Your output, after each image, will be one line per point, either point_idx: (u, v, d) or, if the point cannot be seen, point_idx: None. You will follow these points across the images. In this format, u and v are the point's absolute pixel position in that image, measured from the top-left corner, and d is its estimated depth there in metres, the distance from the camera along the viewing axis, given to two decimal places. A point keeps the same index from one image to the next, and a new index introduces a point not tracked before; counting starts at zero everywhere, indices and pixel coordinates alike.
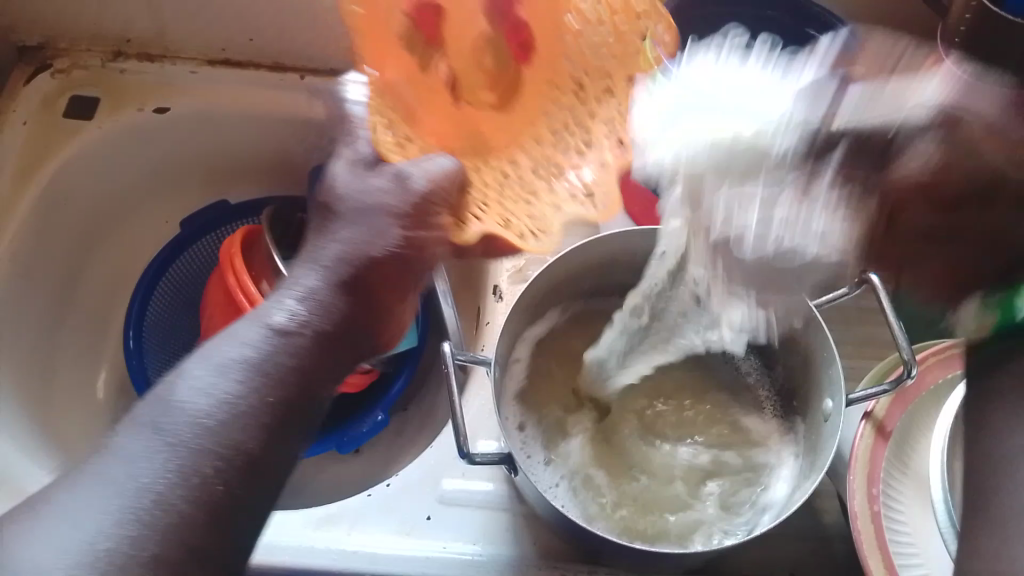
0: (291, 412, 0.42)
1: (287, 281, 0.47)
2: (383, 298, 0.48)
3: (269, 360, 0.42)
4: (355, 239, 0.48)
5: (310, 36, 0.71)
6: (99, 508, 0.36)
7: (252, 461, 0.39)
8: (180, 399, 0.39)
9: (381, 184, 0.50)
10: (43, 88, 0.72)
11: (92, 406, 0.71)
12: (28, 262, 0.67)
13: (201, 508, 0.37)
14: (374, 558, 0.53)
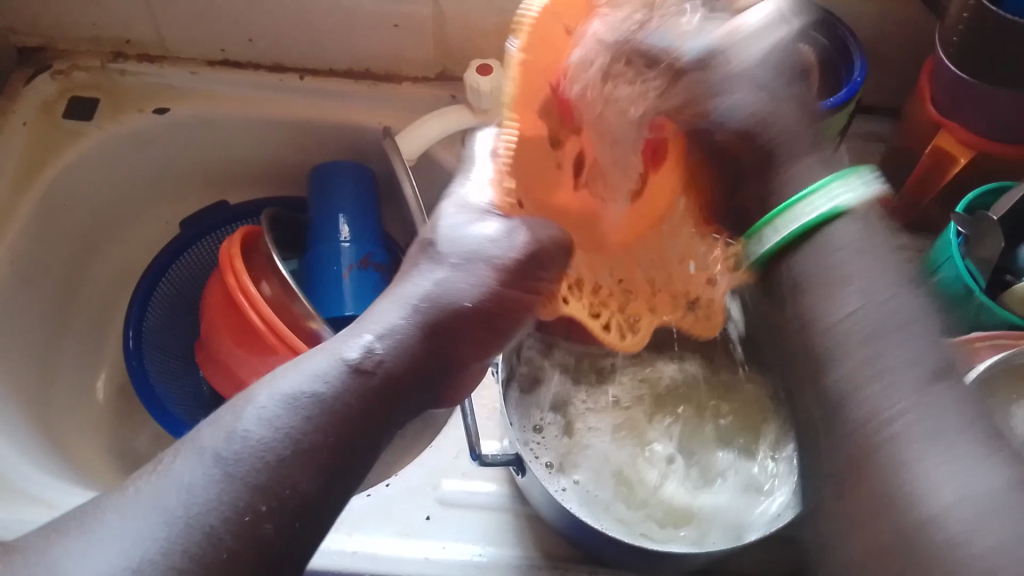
0: (360, 455, 0.38)
1: (369, 316, 0.41)
2: (468, 344, 0.41)
3: (339, 397, 0.38)
4: (445, 278, 0.42)
5: (310, 37, 0.72)
6: (146, 533, 0.35)
7: (307, 506, 0.36)
8: (244, 429, 0.37)
9: (485, 236, 0.43)
10: (43, 91, 0.72)
11: (93, 407, 0.71)
12: (30, 264, 0.67)
13: (248, 550, 0.35)
14: (376, 559, 0.53)
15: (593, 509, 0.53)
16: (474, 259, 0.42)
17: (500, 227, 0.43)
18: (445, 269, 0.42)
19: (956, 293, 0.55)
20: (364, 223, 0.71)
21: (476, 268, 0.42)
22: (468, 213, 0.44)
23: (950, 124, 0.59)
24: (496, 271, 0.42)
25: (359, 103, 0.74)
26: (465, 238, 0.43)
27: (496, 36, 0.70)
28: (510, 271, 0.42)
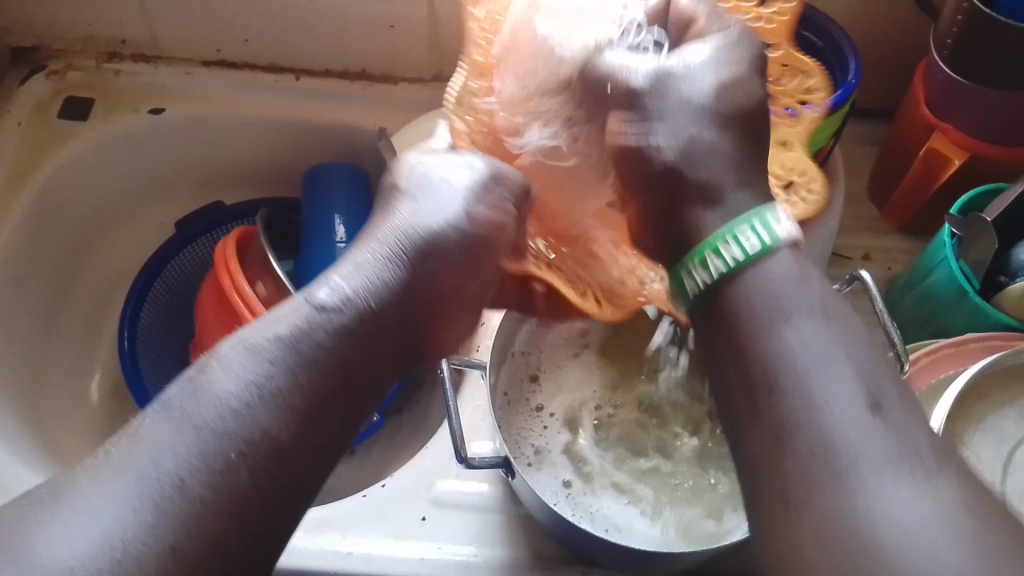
0: (328, 402, 0.39)
1: (335, 262, 0.43)
2: (439, 276, 0.44)
3: (307, 336, 0.39)
4: (412, 211, 0.45)
5: (305, 38, 0.71)
6: (116, 495, 0.34)
7: (283, 448, 0.37)
8: (210, 380, 0.37)
9: (446, 167, 0.46)
10: (37, 91, 0.72)
11: (86, 408, 0.71)
12: (22, 264, 0.67)
13: (227, 501, 0.35)
14: (369, 559, 0.54)
15: (569, 505, 0.54)
16: (441, 188, 0.45)
17: (462, 159, 0.46)
18: (408, 205, 0.45)
19: (952, 294, 0.55)
20: (359, 223, 0.71)
21: (446, 198, 0.45)
22: (432, 163, 0.47)
23: (944, 125, 0.59)
24: (468, 197, 0.45)
25: (354, 104, 0.73)
26: (432, 178, 0.46)
27: None
28: (478, 196, 0.45)
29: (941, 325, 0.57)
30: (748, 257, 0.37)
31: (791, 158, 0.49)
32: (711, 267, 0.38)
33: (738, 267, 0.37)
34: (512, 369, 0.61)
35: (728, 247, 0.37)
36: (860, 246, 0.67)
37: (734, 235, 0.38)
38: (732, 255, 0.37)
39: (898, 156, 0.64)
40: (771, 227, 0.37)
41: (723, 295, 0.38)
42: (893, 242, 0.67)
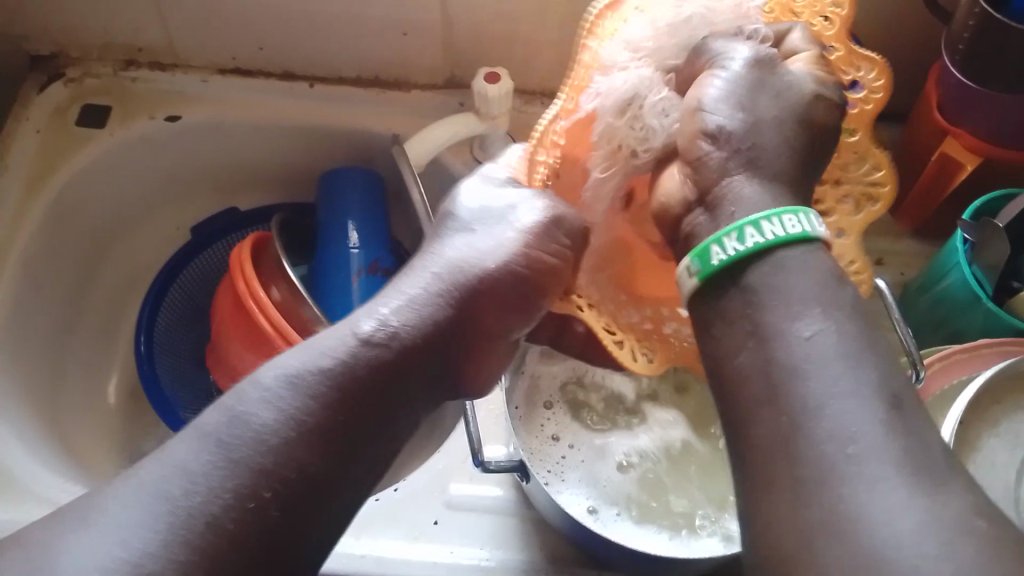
0: (361, 440, 0.40)
1: (386, 292, 0.45)
2: (482, 312, 0.46)
3: (350, 371, 0.40)
4: (468, 249, 0.47)
5: (319, 44, 0.72)
6: (148, 524, 0.35)
7: (314, 484, 0.37)
8: (246, 411, 0.38)
9: (507, 201, 0.49)
10: (56, 98, 0.73)
11: (103, 411, 0.72)
12: (42, 268, 0.68)
13: (255, 536, 0.35)
14: (383, 561, 0.54)
15: (594, 519, 0.53)
16: (500, 221, 0.48)
17: (518, 194, 0.49)
18: (464, 239, 0.48)
19: (966, 298, 0.55)
20: (373, 228, 0.72)
21: (501, 231, 0.48)
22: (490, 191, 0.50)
23: (956, 129, 0.59)
24: (524, 237, 0.46)
25: (367, 110, 0.74)
26: (489, 209, 0.49)
27: (503, 43, 0.71)
28: (538, 236, 0.46)
29: (954, 329, 0.57)
30: (786, 237, 0.37)
31: (833, 197, 0.49)
32: (745, 238, 0.37)
33: (774, 244, 0.37)
34: (524, 395, 0.59)
35: (770, 225, 0.37)
36: (873, 250, 0.67)
37: (776, 216, 0.37)
38: (772, 232, 0.37)
39: (910, 160, 0.64)
40: (812, 221, 0.38)
41: (752, 272, 0.37)
42: (906, 246, 0.67)
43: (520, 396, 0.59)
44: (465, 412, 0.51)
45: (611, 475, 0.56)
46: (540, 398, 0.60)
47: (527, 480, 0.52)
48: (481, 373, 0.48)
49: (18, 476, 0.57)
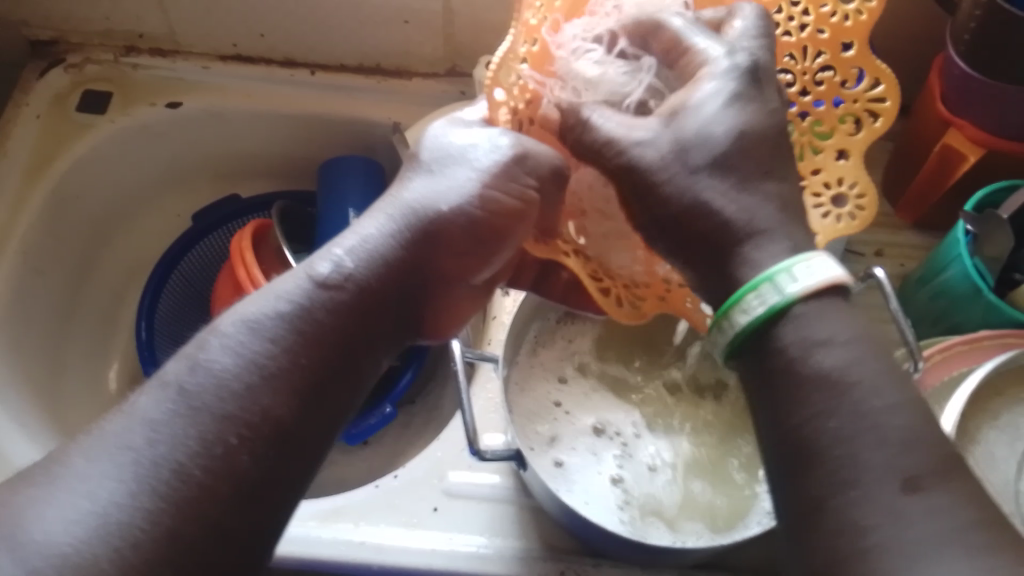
0: (330, 379, 0.40)
1: (346, 231, 0.45)
2: (439, 255, 0.46)
3: (309, 313, 0.40)
4: (428, 186, 0.46)
5: (320, 32, 0.72)
6: (112, 476, 0.34)
7: (282, 427, 0.37)
8: (209, 358, 0.38)
9: (466, 140, 0.47)
10: (56, 84, 0.73)
11: (102, 398, 0.72)
12: (42, 254, 0.68)
13: (226, 480, 0.35)
14: (381, 548, 0.54)
15: (582, 496, 0.53)
16: (456, 166, 0.46)
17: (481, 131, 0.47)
18: (423, 179, 0.46)
19: (966, 290, 0.55)
20: None
21: (460, 174, 0.46)
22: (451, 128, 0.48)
23: (959, 121, 0.59)
24: (481, 177, 0.45)
25: (368, 98, 0.74)
26: (448, 151, 0.47)
27: (505, 32, 0.70)
28: (495, 175, 0.45)
29: (954, 322, 0.57)
30: (765, 315, 0.36)
31: (840, 167, 0.46)
32: (739, 317, 0.36)
33: (759, 322, 0.36)
34: (526, 369, 0.59)
35: (747, 302, 0.36)
36: (874, 242, 0.66)
37: (756, 290, 0.36)
38: (749, 310, 0.36)
39: (911, 152, 0.64)
40: (778, 284, 0.35)
41: (771, 343, 0.36)
42: (907, 238, 0.66)
43: (521, 368, 0.59)
44: (462, 400, 0.51)
45: (611, 449, 0.55)
46: (544, 369, 0.60)
47: (525, 470, 0.52)
48: (441, 316, 0.49)
49: (18, 463, 0.57)
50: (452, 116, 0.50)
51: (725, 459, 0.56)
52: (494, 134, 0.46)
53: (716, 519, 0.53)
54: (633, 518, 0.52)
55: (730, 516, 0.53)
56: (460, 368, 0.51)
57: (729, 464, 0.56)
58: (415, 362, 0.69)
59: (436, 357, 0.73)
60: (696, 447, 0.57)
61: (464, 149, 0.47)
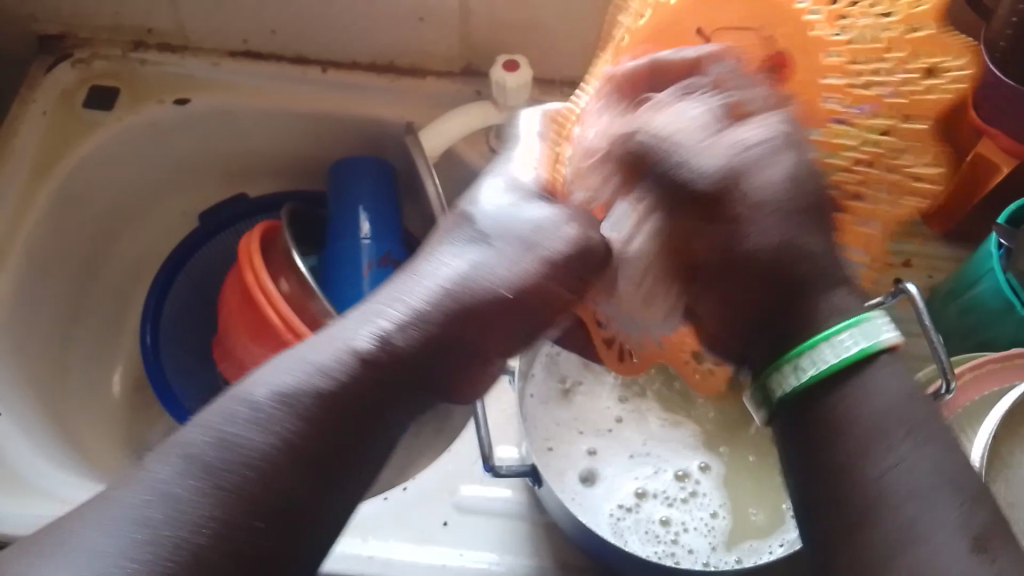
0: (361, 449, 0.38)
1: (385, 296, 0.41)
2: (495, 339, 0.41)
3: (345, 395, 0.38)
4: (483, 260, 0.41)
5: (332, 28, 0.70)
6: (125, 552, 0.33)
7: (292, 509, 0.36)
8: (236, 434, 0.36)
9: (533, 220, 0.43)
10: (63, 79, 0.71)
11: (109, 400, 0.71)
12: (46, 254, 0.66)
13: (237, 565, 0.35)
14: (389, 563, 0.52)
15: (579, 501, 0.52)
16: (522, 243, 0.42)
17: (547, 215, 0.43)
18: (475, 252, 0.41)
19: (999, 306, 0.53)
20: (385, 219, 0.70)
21: (521, 253, 0.41)
22: (511, 199, 0.44)
23: (993, 130, 0.56)
24: (541, 262, 0.41)
25: (381, 97, 0.72)
26: (519, 222, 0.43)
27: (523, 31, 0.69)
28: (557, 266, 0.41)
29: (985, 338, 0.55)
30: (844, 360, 0.37)
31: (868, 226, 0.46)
32: (801, 370, 0.38)
33: (829, 371, 0.38)
34: (573, 386, 0.59)
35: (825, 351, 0.38)
36: (901, 252, 0.64)
37: (831, 339, 0.38)
38: (825, 359, 0.38)
39: None
40: (871, 330, 0.38)
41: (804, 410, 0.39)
42: (934, 248, 0.64)
43: (551, 382, 0.59)
44: (475, 415, 0.50)
45: (624, 456, 0.56)
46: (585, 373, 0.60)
47: (540, 486, 0.50)
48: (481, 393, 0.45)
49: (20, 468, 0.56)
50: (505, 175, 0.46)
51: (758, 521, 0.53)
52: (552, 215, 0.43)
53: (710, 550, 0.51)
54: (622, 518, 0.52)
55: (728, 551, 0.51)
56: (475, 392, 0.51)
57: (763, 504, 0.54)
58: None
59: None
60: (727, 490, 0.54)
61: (529, 225, 0.42)
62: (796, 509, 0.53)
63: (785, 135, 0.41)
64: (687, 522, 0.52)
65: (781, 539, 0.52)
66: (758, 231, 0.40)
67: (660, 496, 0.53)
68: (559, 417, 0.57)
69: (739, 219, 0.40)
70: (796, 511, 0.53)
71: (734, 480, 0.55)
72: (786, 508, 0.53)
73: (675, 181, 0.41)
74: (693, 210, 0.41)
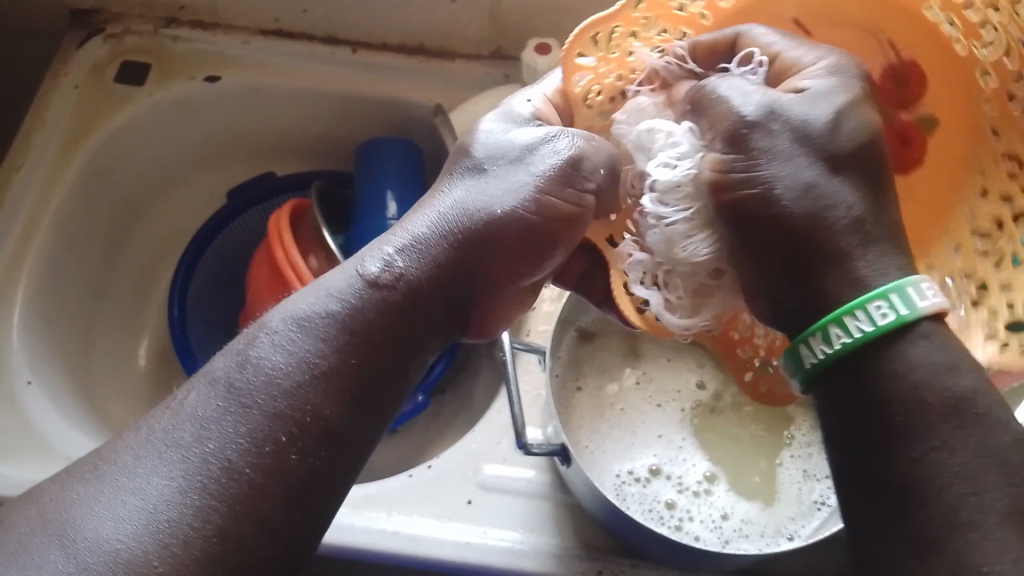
0: (383, 370, 0.38)
1: (389, 232, 0.42)
2: (496, 262, 0.42)
3: (359, 314, 0.38)
4: (476, 186, 0.42)
5: (364, 9, 0.70)
6: (161, 473, 0.34)
7: (330, 425, 0.36)
8: (258, 355, 0.37)
9: (525, 139, 0.43)
10: (95, 54, 0.71)
11: (134, 374, 0.72)
12: (74, 227, 0.67)
13: (273, 479, 0.34)
14: (414, 538, 0.53)
15: (593, 463, 0.54)
16: (513, 164, 0.42)
17: (538, 132, 0.43)
18: (472, 179, 0.43)
19: None
20: (412, 200, 0.70)
21: (514, 174, 0.42)
22: (502, 125, 0.44)
23: None
24: (537, 178, 0.41)
25: (410, 78, 0.72)
26: (503, 142, 0.43)
27: (556, 14, 0.69)
28: (552, 180, 0.41)
29: None
30: (877, 330, 0.34)
31: None
32: (833, 339, 0.35)
33: (866, 340, 0.34)
34: (613, 365, 0.59)
35: (856, 319, 0.34)
36: None
37: (864, 305, 0.34)
38: (858, 327, 0.34)
39: None
40: (909, 296, 0.34)
41: (835, 377, 0.36)
42: None
43: (582, 358, 0.59)
44: (508, 389, 0.51)
45: (645, 421, 0.56)
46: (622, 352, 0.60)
47: (567, 465, 0.50)
48: (500, 322, 0.46)
49: (52, 438, 0.56)
50: (514, 105, 0.45)
51: (772, 514, 0.53)
52: (562, 133, 0.42)
53: (717, 535, 0.51)
54: (627, 482, 0.53)
55: (740, 537, 0.51)
56: (506, 362, 0.52)
57: (787, 484, 0.54)
58: (448, 352, 0.68)
59: (468, 347, 0.72)
60: (751, 474, 0.54)
61: (523, 146, 0.43)
62: (824, 502, 0.53)
63: (840, 82, 0.38)
64: (690, 510, 0.52)
65: (805, 528, 0.52)
66: (770, 177, 0.36)
67: (678, 466, 0.54)
68: (590, 388, 0.58)
69: (758, 159, 0.37)
70: (822, 503, 0.53)
71: (757, 464, 0.55)
72: (813, 497, 0.53)
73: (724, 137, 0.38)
74: (722, 145, 0.38)
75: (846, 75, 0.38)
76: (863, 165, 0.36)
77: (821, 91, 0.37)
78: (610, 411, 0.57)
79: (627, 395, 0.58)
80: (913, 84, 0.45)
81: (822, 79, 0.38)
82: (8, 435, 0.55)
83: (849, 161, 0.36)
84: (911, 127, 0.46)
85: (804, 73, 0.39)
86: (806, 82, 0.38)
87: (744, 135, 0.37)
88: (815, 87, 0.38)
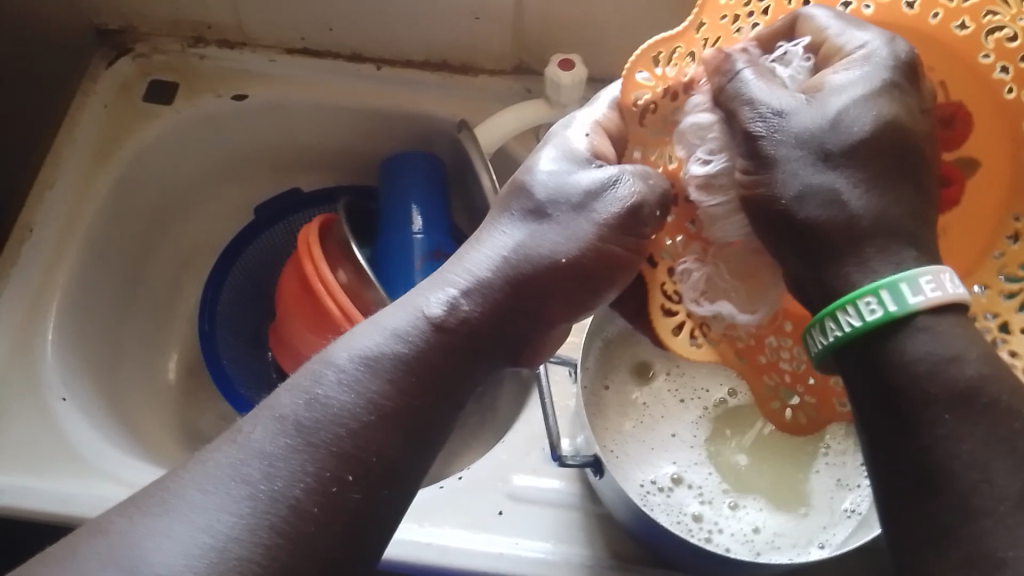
0: (441, 412, 0.39)
1: (448, 268, 0.43)
2: (551, 303, 0.42)
3: (422, 356, 0.39)
4: (536, 232, 0.42)
5: (389, 26, 0.71)
6: (230, 509, 0.35)
7: (390, 465, 0.37)
8: (325, 394, 0.38)
9: (586, 183, 0.42)
10: (123, 72, 0.73)
11: (163, 387, 0.72)
12: (105, 243, 0.68)
13: (338, 518, 0.36)
14: (446, 549, 0.53)
15: (621, 472, 0.54)
16: (576, 211, 0.42)
17: (602, 171, 0.42)
18: (532, 224, 0.43)
19: None
20: (437, 213, 0.71)
21: (576, 222, 0.42)
22: (565, 166, 0.44)
23: None
24: (599, 227, 0.41)
25: (434, 94, 0.73)
26: (564, 185, 0.43)
27: (577, 28, 0.70)
28: (613, 227, 0.41)
29: None
30: (866, 325, 0.34)
31: None
32: (829, 331, 0.36)
33: (858, 335, 0.35)
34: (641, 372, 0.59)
35: (846, 314, 0.35)
36: None
37: (854, 301, 0.35)
38: (849, 322, 0.35)
39: None
40: (901, 293, 0.34)
41: (854, 378, 0.36)
42: None
43: (612, 365, 0.59)
44: (542, 402, 0.52)
45: (673, 430, 0.57)
46: (654, 359, 0.60)
47: (599, 475, 0.51)
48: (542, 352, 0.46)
49: (87, 451, 0.57)
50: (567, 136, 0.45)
51: (803, 524, 0.53)
52: (624, 172, 0.41)
53: (747, 546, 0.52)
54: (655, 493, 0.53)
55: (770, 548, 0.52)
56: (540, 377, 0.53)
57: (817, 494, 0.54)
58: None
59: None
60: (779, 484, 0.55)
61: (587, 190, 0.42)
62: (853, 509, 0.53)
63: (872, 74, 0.37)
64: (719, 521, 0.53)
65: (835, 536, 0.52)
66: (789, 182, 0.36)
67: (705, 477, 0.55)
68: (620, 397, 0.58)
69: (775, 167, 0.37)
70: (853, 511, 0.53)
71: (787, 472, 0.55)
72: (843, 506, 0.54)
73: (743, 130, 0.38)
74: (744, 155, 0.38)
75: (882, 63, 0.37)
76: (888, 161, 0.36)
77: (853, 85, 0.37)
78: (640, 420, 0.57)
79: (656, 403, 0.58)
80: (957, 125, 0.45)
81: (856, 70, 0.37)
82: (43, 448, 0.56)
83: (871, 155, 0.36)
84: (954, 167, 0.47)
85: (840, 63, 0.38)
86: (842, 73, 0.38)
87: (764, 147, 0.37)
88: (846, 80, 0.37)
